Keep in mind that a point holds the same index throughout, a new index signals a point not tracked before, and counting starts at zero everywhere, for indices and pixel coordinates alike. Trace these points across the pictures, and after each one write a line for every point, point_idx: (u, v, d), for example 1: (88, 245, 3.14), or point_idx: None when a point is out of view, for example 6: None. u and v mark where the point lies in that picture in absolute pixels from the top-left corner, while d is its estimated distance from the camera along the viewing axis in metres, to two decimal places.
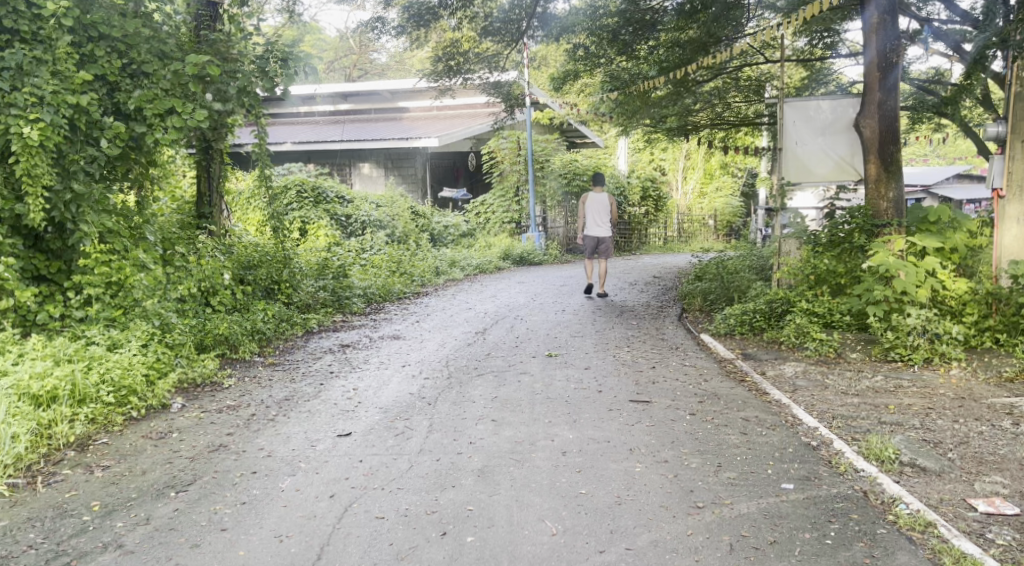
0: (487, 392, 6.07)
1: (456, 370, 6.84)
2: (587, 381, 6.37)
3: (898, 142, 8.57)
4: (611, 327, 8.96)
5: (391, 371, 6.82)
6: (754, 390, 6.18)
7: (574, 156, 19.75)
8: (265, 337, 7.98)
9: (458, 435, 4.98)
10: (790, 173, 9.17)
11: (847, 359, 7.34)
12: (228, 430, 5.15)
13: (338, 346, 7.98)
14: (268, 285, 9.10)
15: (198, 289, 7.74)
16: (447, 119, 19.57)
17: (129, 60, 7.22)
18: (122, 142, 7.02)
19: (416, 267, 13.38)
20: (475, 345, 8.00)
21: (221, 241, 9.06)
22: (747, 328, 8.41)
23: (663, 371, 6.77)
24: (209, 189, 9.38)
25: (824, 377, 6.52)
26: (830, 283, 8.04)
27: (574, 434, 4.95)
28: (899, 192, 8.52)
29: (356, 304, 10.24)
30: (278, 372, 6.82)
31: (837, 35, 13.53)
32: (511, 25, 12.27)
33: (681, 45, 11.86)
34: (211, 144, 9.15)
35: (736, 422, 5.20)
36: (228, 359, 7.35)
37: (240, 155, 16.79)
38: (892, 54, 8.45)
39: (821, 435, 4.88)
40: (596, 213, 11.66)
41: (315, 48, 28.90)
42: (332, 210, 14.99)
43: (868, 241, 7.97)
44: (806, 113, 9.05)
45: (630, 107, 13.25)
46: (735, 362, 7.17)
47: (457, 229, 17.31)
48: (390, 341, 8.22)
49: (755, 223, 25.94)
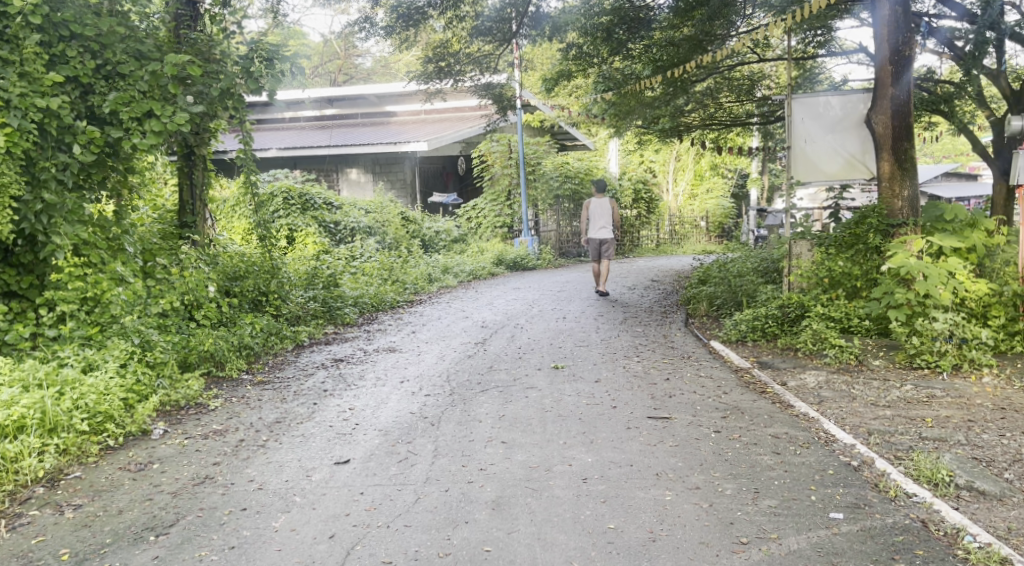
0: (493, 410, 5.67)
1: (458, 386, 6.42)
2: (600, 396, 5.98)
3: (912, 138, 8.16)
4: (616, 335, 8.57)
5: (389, 388, 6.39)
6: (778, 402, 5.79)
7: (566, 159, 19.39)
8: (253, 352, 7.58)
9: (467, 461, 4.57)
10: (800, 172, 8.86)
11: (869, 367, 6.98)
12: (214, 459, 4.72)
13: (332, 361, 7.55)
14: (255, 297, 8.68)
15: (182, 303, 7.34)
16: (435, 123, 19.21)
17: (103, 61, 6.79)
18: (96, 148, 6.59)
19: (408, 274, 12.95)
20: (475, 357, 7.58)
21: (206, 252, 8.63)
22: (759, 334, 8.04)
23: (678, 383, 6.37)
24: (192, 198, 8.99)
25: (849, 387, 6.12)
26: (846, 286, 7.72)
27: (594, 457, 4.55)
28: (913, 189, 8.12)
29: (349, 316, 9.78)
30: (267, 392, 6.37)
31: (829, 34, 13.21)
32: (502, 26, 11.92)
33: (676, 44, 11.51)
34: (194, 150, 8.74)
35: (766, 440, 4.82)
36: (214, 377, 6.93)
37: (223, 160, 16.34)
38: (905, 47, 8.08)
39: (861, 454, 4.49)
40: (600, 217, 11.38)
41: (299, 52, 28.39)
42: (320, 217, 14.54)
43: (883, 241, 7.70)
44: (814, 110, 8.72)
45: (624, 107, 12.90)
46: (752, 372, 6.80)
47: (449, 234, 16.89)
48: (385, 355, 7.81)
49: (747, 224, 25.71)
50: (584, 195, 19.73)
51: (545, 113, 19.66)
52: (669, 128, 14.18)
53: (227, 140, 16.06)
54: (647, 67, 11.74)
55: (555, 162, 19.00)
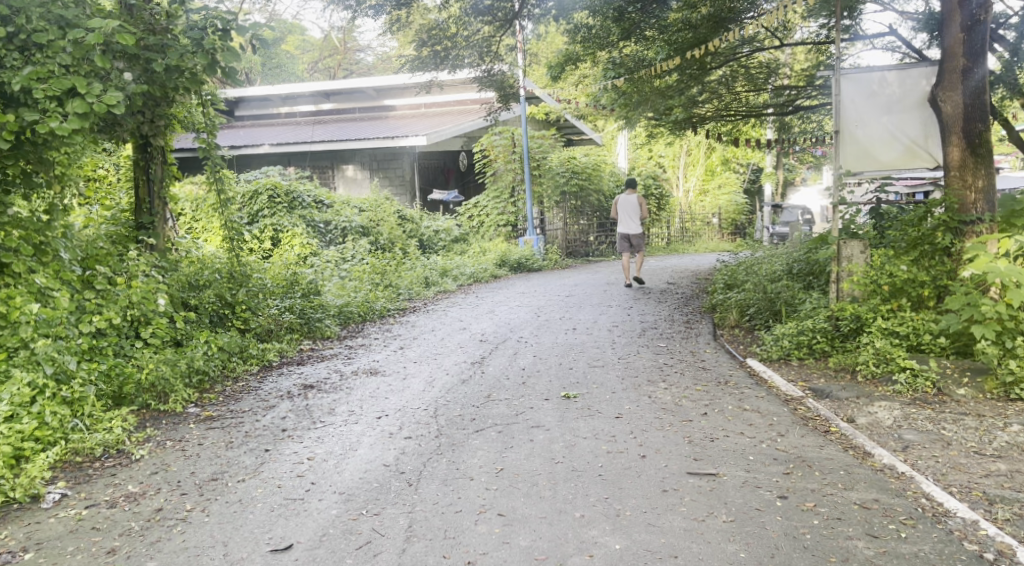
0: (488, 460, 4.49)
1: (447, 425, 5.17)
2: (623, 439, 4.79)
3: (987, 118, 6.94)
4: (636, 353, 7.32)
5: (362, 428, 5.16)
6: (852, 449, 4.58)
7: (573, 153, 18.03)
8: (207, 378, 6.31)
9: (450, 549, 3.45)
10: (849, 161, 7.63)
11: (952, 398, 5.73)
12: (111, 542, 3.57)
13: (301, 388, 6.31)
14: (218, 309, 7.43)
15: (125, 319, 6.11)
16: (435, 116, 18.00)
17: (17, 30, 5.56)
18: (5, 137, 5.37)
19: (402, 278, 11.75)
20: (471, 383, 6.32)
21: (163, 258, 7.41)
22: (806, 352, 6.92)
23: (720, 419, 5.17)
24: (149, 194, 7.67)
25: (937, 427, 4.93)
26: (911, 296, 6.55)
27: (622, 543, 3.45)
28: (990, 179, 6.86)
29: (330, 329, 8.53)
30: (214, 432, 5.09)
31: (855, 18, 11.47)
32: (503, 5, 10.57)
33: (693, 26, 10.17)
34: (149, 139, 7.51)
35: (853, 510, 3.68)
36: (153, 412, 5.62)
37: (190, 157, 15.31)
38: (978, 9, 6.86)
39: (992, 538, 3.42)
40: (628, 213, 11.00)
41: (295, 47, 27.19)
42: (308, 216, 13.35)
43: (953, 241, 6.60)
44: (868, 89, 7.54)
45: (636, 96, 11.53)
46: (807, 402, 5.58)
47: (449, 234, 15.65)
48: (365, 379, 6.60)
49: (762, 221, 24.43)
50: (591, 191, 18.43)
51: (551, 104, 18.44)
52: (682, 120, 12.71)
53: (189, 140, 14.89)
54: (661, 51, 10.34)
55: (562, 157, 17.65)
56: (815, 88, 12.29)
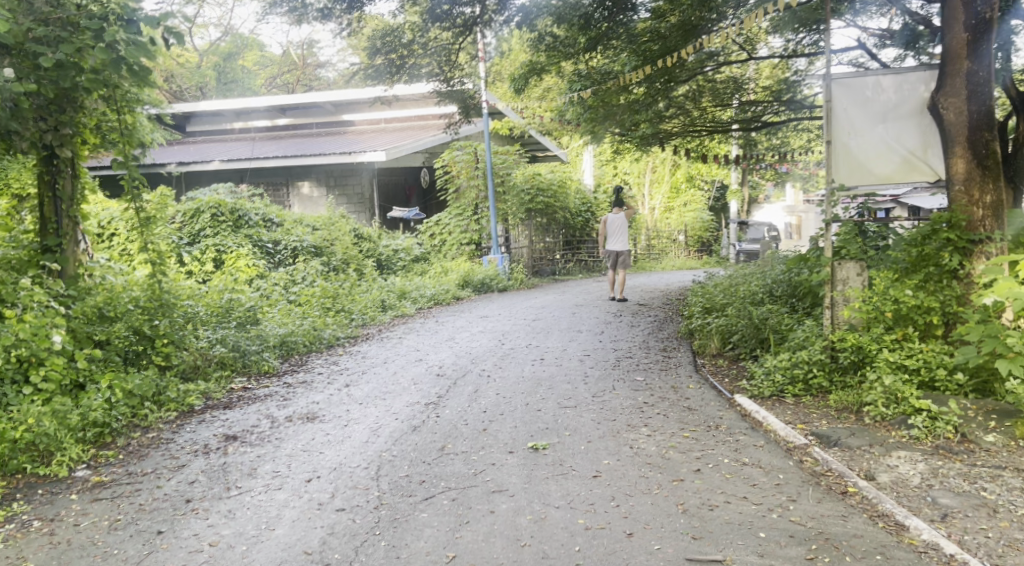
0: (437, 543, 3.66)
1: (390, 491, 4.28)
2: (604, 507, 3.95)
3: (993, 126, 6.07)
4: (613, 390, 6.46)
5: (283, 496, 4.26)
6: (881, 519, 3.81)
7: (538, 169, 17.12)
8: (110, 430, 5.37)
9: None
10: (842, 175, 6.54)
11: (979, 446, 4.96)
12: None
13: (221, 440, 5.35)
14: (134, 345, 6.47)
15: (9, 361, 5.13)
16: (394, 131, 17.09)
17: None
18: None
19: (355, 303, 10.78)
20: (422, 432, 5.39)
21: (71, 287, 6.42)
22: (802, 389, 6.11)
23: (717, 477, 4.35)
24: (57, 212, 6.70)
25: (975, 485, 4.16)
26: (918, 324, 5.72)
27: None
28: (997, 194, 6.02)
29: (269, 361, 7.54)
30: (100, 504, 4.18)
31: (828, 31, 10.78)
32: (462, 10, 9.49)
33: (661, 36, 9.46)
34: (54, 153, 6.50)
35: None
36: (32, 477, 4.72)
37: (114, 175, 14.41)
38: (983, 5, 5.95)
39: None
40: (611, 232, 10.45)
41: (251, 63, 26.10)
42: (255, 235, 12.38)
43: (962, 262, 5.75)
44: (860, 94, 6.47)
45: (604, 112, 10.67)
46: (814, 453, 4.74)
47: (409, 253, 14.73)
48: (298, 427, 5.65)
49: (728, 239, 23.75)
50: (558, 209, 17.55)
51: (513, 119, 17.59)
52: (649, 135, 11.89)
53: None
54: (629, 60, 9.54)
55: (527, 172, 16.71)
56: (784, 104, 11.58)
